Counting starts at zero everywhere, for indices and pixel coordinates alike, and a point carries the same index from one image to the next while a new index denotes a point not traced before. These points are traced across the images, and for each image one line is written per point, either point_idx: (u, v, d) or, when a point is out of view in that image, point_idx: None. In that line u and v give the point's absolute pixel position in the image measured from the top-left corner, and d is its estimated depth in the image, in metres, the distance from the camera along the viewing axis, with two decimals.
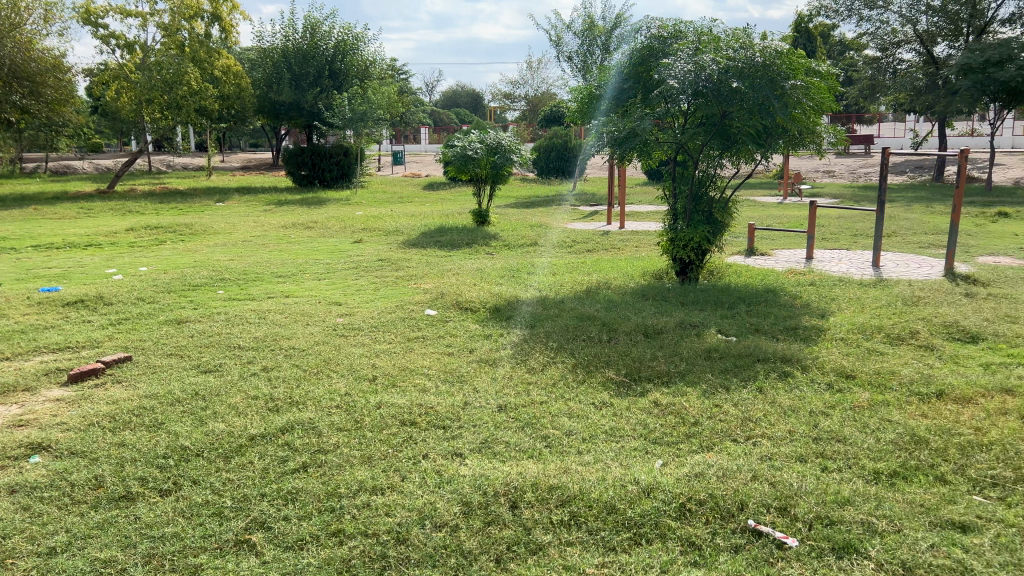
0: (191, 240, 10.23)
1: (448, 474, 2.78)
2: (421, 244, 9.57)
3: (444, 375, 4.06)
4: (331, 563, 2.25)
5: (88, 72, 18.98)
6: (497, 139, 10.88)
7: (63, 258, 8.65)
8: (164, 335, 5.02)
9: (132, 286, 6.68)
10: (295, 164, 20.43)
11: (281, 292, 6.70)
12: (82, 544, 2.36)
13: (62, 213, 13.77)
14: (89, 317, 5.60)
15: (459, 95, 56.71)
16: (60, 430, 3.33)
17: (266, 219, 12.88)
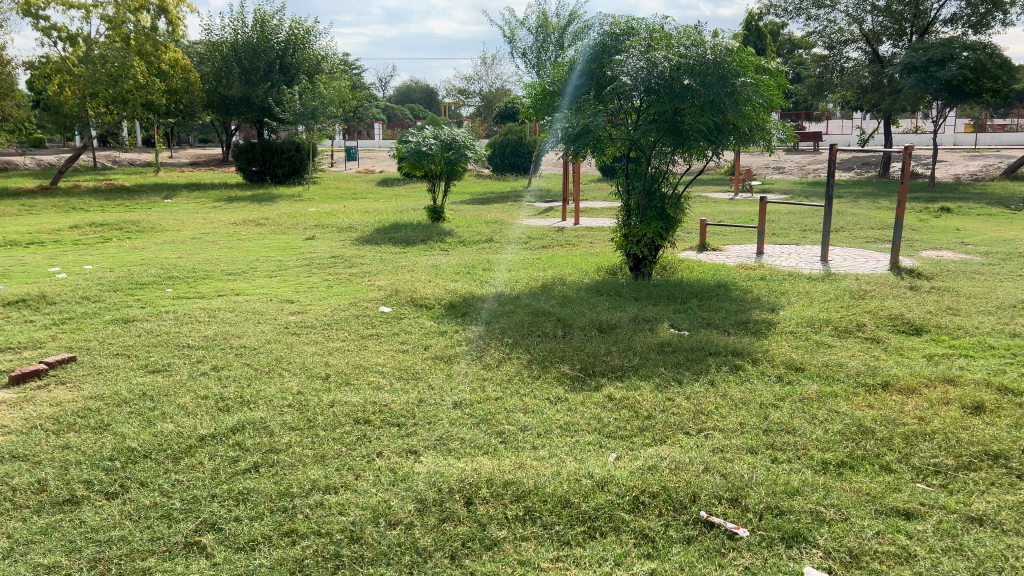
0: (138, 238, 10.00)
1: (403, 471, 2.77)
2: (375, 240, 9.49)
3: (399, 372, 4.03)
4: (284, 564, 2.22)
5: (29, 65, 18.41)
6: (451, 135, 10.83)
7: (3, 256, 8.38)
8: (110, 335, 4.90)
9: (77, 285, 6.51)
10: (245, 160, 20.14)
11: (232, 290, 6.58)
12: (24, 550, 2.29)
13: (2, 210, 13.33)
14: (31, 316, 5.43)
15: (413, 91, 56.39)
16: (1, 433, 3.23)
17: (216, 216, 12.65)
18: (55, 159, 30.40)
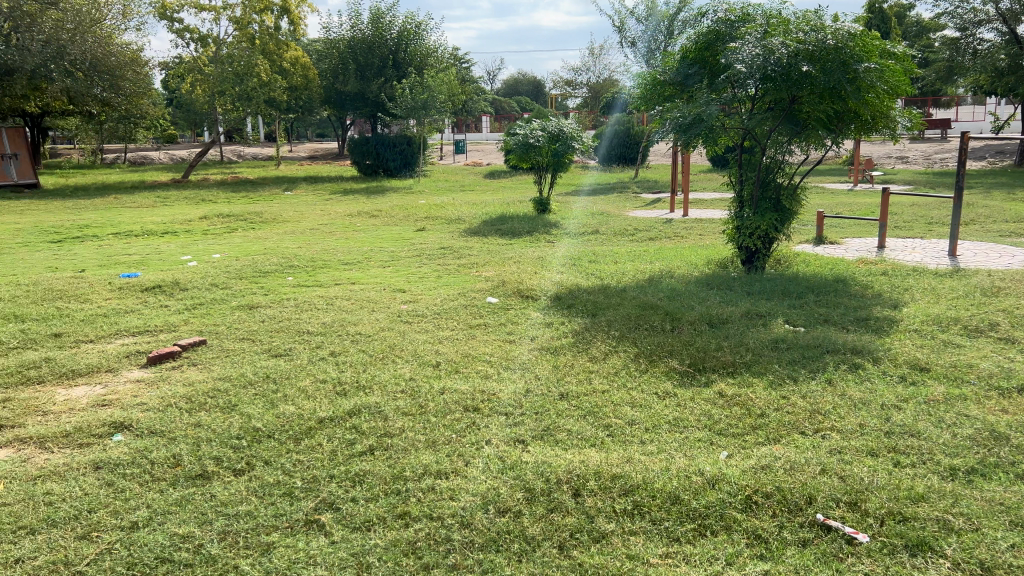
0: (262, 228, 10.50)
1: (511, 460, 2.80)
2: (483, 232, 9.61)
3: (506, 362, 4.08)
4: (398, 545, 2.28)
5: (164, 65, 19.59)
6: (559, 126, 10.80)
7: (142, 244, 8.98)
8: (236, 320, 5.17)
9: (206, 272, 6.90)
10: (360, 154, 20.79)
11: (347, 279, 6.81)
12: (162, 520, 2.46)
13: (141, 202, 14.28)
14: (166, 301, 5.80)
15: (521, 83, 56.70)
16: (141, 409, 3.48)
17: (332, 207, 13.12)
18: (186, 154, 32.27)
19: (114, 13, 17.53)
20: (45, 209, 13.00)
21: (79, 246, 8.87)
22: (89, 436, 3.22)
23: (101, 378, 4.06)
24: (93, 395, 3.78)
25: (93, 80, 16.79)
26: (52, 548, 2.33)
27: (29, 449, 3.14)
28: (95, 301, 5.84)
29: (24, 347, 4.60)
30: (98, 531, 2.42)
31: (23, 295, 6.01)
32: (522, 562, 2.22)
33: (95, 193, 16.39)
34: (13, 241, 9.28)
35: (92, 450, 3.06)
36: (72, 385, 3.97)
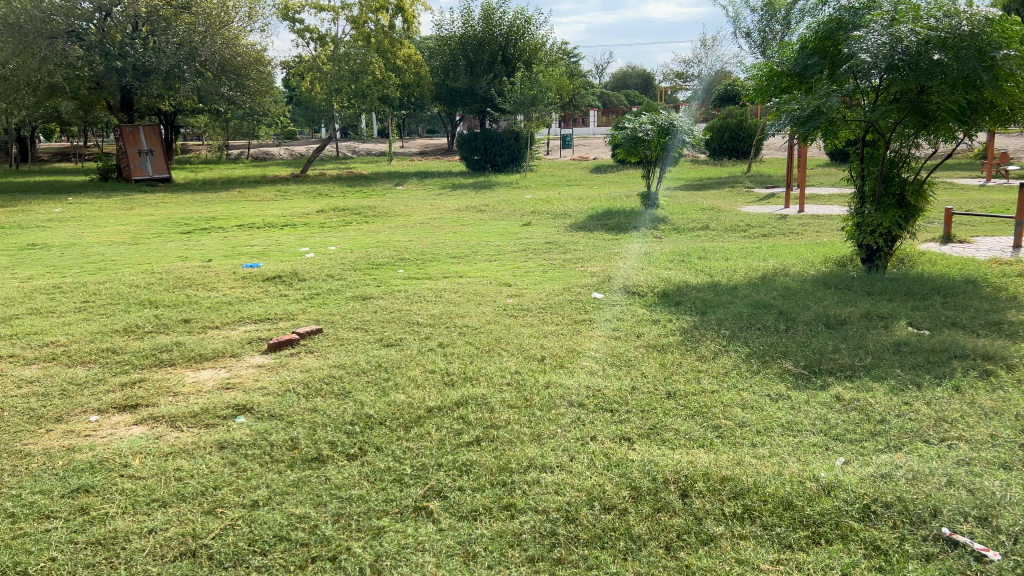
0: (374, 221, 10.81)
1: (616, 458, 2.77)
2: (590, 227, 9.56)
3: (612, 358, 4.05)
4: (503, 536, 2.30)
5: (286, 65, 20.46)
6: (669, 120, 10.50)
7: (263, 236, 9.41)
8: (349, 310, 5.34)
9: (323, 264, 7.17)
10: (469, 149, 21.18)
11: (455, 272, 6.92)
12: (281, 500, 2.57)
13: (263, 196, 14.97)
14: (285, 291, 6.06)
15: (629, 77, 56.19)
16: (262, 393, 3.65)
17: (442, 202, 13.37)
18: (304, 150, 33.61)
19: (241, 15, 18.39)
20: (177, 202, 13.82)
21: (206, 237, 9.38)
22: (215, 417, 3.41)
23: (226, 362, 4.29)
24: (219, 379, 4.00)
25: (222, 80, 17.76)
26: (182, 520, 2.48)
27: (161, 427, 3.34)
28: (221, 289, 6.16)
29: (157, 332, 4.91)
30: (223, 507, 2.55)
31: (157, 282, 6.41)
32: (628, 561, 2.19)
33: (221, 187, 17.31)
34: (148, 232, 9.92)
35: (217, 431, 3.23)
36: (200, 368, 4.21)
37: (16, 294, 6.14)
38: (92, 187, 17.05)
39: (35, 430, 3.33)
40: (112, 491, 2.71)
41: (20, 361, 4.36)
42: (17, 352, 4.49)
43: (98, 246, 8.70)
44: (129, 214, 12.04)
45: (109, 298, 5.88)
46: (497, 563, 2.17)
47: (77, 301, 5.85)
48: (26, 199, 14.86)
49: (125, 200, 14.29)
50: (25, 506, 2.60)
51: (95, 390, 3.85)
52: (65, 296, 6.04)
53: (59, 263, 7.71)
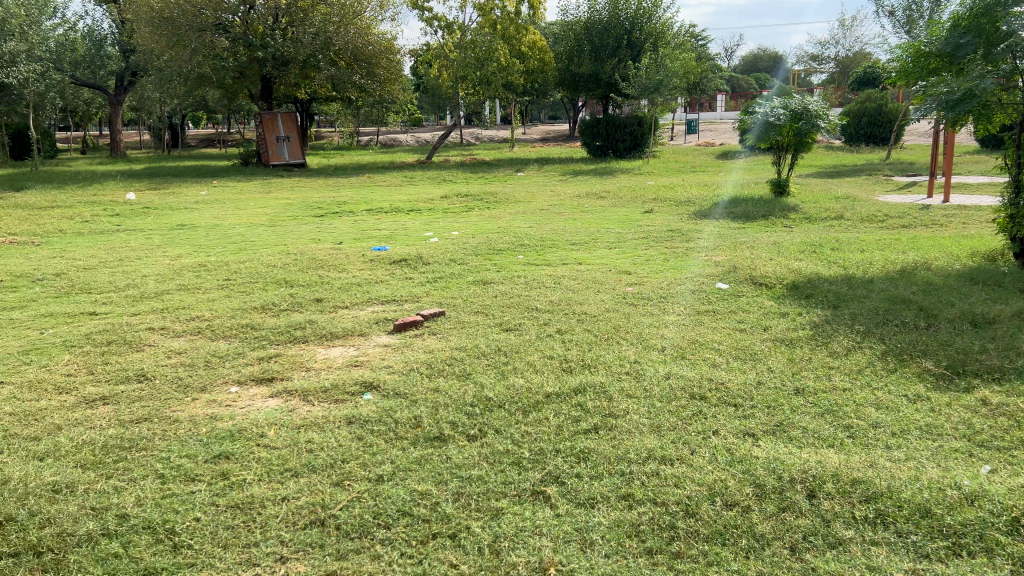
0: (496, 207, 10.93)
1: (739, 454, 2.69)
2: (715, 215, 9.31)
3: (736, 351, 3.93)
4: (621, 525, 2.28)
5: (414, 53, 20.95)
6: (803, 103, 10.05)
7: (390, 221, 9.69)
8: (471, 294, 5.43)
9: (446, 248, 7.32)
10: (590, 135, 21.17)
11: (575, 259, 6.90)
12: (404, 476, 2.65)
13: (390, 181, 15.42)
14: (409, 274, 6.23)
15: (760, 60, 54.26)
16: (387, 372, 3.78)
17: (563, 188, 13.36)
18: (429, 137, 34.39)
19: (373, 5, 18.95)
20: (311, 187, 14.46)
21: (337, 221, 9.76)
22: (343, 392, 3.56)
23: (354, 341, 4.46)
24: (347, 356, 4.17)
25: (354, 69, 18.45)
26: (312, 491, 2.60)
27: (295, 400, 3.52)
28: (350, 271, 6.39)
29: (291, 310, 5.15)
30: (350, 480, 2.66)
31: (291, 263, 6.73)
32: (750, 559, 2.13)
33: (352, 172, 17.96)
34: (284, 215, 10.41)
35: (345, 406, 3.38)
36: (330, 345, 4.39)
37: (167, 271, 6.60)
38: (234, 172, 18.08)
39: (183, 398, 3.57)
40: (250, 459, 2.88)
41: (170, 333, 4.69)
42: (167, 325, 4.84)
43: (239, 228, 9.21)
44: (267, 197, 12.69)
45: (249, 277, 6.23)
46: (615, 552, 2.16)
47: (220, 279, 6.22)
48: (176, 182, 15.93)
49: (264, 184, 15.08)
50: (173, 468, 2.80)
51: (235, 363, 4.09)
52: (210, 274, 6.44)
53: (205, 243, 8.22)
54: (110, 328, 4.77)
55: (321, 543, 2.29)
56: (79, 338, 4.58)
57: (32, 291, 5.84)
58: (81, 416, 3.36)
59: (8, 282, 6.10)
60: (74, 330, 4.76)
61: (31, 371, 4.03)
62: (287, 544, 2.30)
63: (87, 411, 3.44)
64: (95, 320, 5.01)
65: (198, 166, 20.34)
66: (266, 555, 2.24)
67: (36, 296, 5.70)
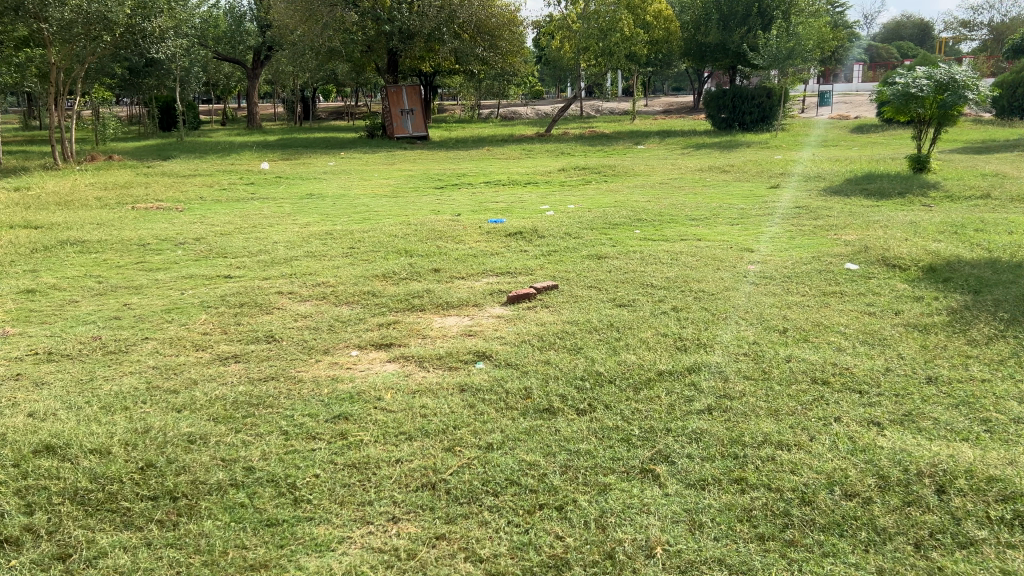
0: (615, 181, 10.79)
1: (862, 443, 2.56)
2: (846, 192, 8.85)
3: (863, 335, 3.74)
4: (732, 509, 2.22)
5: (537, 25, 20.83)
6: (950, 74, 9.36)
7: (508, 193, 9.75)
8: (586, 268, 5.40)
9: (563, 221, 7.31)
10: (716, 108, 20.59)
11: (694, 235, 6.73)
12: (513, 445, 2.68)
13: (510, 154, 15.50)
14: (525, 247, 6.25)
15: (904, 27, 50.91)
16: (500, 343, 3.83)
17: (685, 162, 13.03)
18: (550, 109, 34.30)
19: None
20: (432, 159, 14.72)
21: (457, 192, 9.91)
22: (457, 360, 3.63)
23: (469, 311, 4.53)
24: (462, 326, 4.25)
25: (477, 41, 18.49)
26: (424, 455, 2.67)
27: (411, 366, 3.62)
28: (467, 242, 6.48)
29: (410, 279, 5.28)
30: (461, 446, 2.71)
31: (412, 233, 6.89)
32: (870, 553, 2.03)
33: (472, 144, 18.15)
34: (406, 186, 10.66)
35: (458, 374, 3.45)
36: (446, 314, 4.48)
37: (295, 238, 6.90)
38: (361, 143, 18.64)
39: (307, 359, 3.75)
40: (367, 420, 2.98)
41: (296, 297, 4.91)
42: (295, 290, 5.07)
43: (363, 198, 9.51)
44: (391, 169, 13.02)
45: (371, 246, 6.42)
46: (724, 536, 2.10)
47: (344, 247, 6.45)
48: (307, 153, 16.58)
49: (388, 156, 15.47)
50: (295, 425, 2.95)
51: (356, 327, 4.25)
52: (335, 242, 6.68)
53: (331, 212, 8.53)
54: (242, 291, 5.04)
55: (432, 506, 2.35)
56: (214, 299, 4.86)
57: (174, 254, 6.24)
58: (215, 372, 3.58)
59: (154, 245, 6.54)
60: (212, 292, 5.06)
61: (173, 329, 4.32)
62: (398, 505, 2.37)
63: (221, 367, 3.66)
64: (229, 283, 5.31)
65: (327, 137, 21.10)
66: (379, 514, 2.31)
67: (178, 259, 6.09)
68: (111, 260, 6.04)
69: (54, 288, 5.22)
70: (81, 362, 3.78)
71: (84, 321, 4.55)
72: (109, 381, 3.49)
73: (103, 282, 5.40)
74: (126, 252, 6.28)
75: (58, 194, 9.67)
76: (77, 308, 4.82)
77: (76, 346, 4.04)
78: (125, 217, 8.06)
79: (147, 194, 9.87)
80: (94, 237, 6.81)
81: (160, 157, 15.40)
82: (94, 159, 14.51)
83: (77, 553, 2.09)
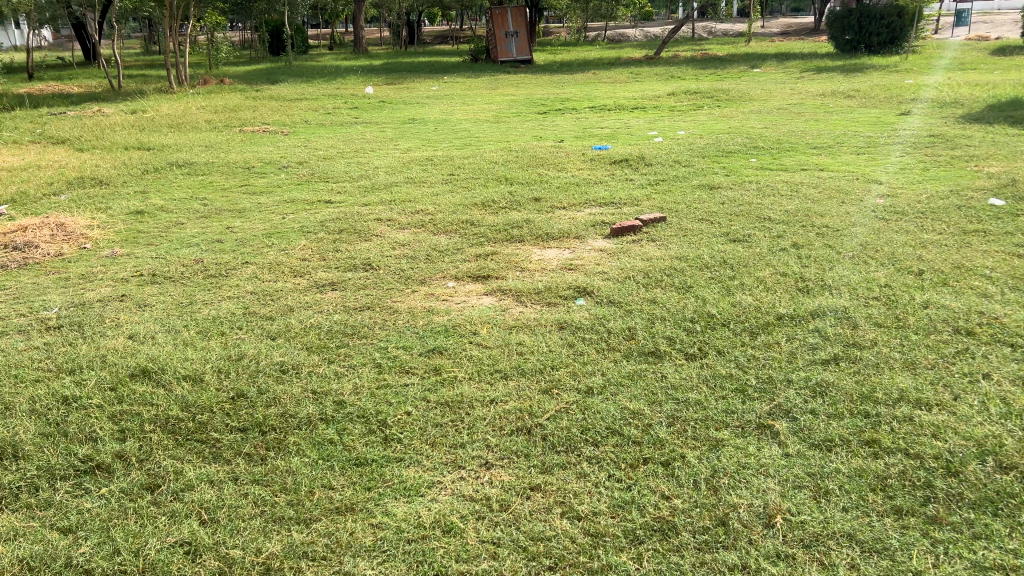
0: (729, 106, 10.18)
1: (1019, 406, 2.21)
2: (989, 119, 8.03)
3: (1015, 281, 3.30)
4: (864, 477, 1.95)
5: None
6: None
7: (614, 119, 9.34)
8: (696, 199, 5.05)
9: (671, 149, 6.92)
10: (840, 29, 19.27)
11: (816, 164, 6.23)
12: (615, 391, 2.48)
13: (616, 77, 14.90)
14: (631, 175, 5.94)
15: None
16: (602, 279, 3.62)
17: (805, 86, 12.20)
18: (659, 31, 32.91)
19: None
20: (536, 83, 14.32)
21: (560, 118, 9.57)
22: (556, 296, 3.44)
23: (570, 244, 4.31)
24: (563, 259, 4.05)
25: None
26: (519, 397, 2.51)
27: (508, 300, 3.45)
28: (571, 170, 6.21)
29: (511, 207, 5.09)
30: (558, 390, 2.53)
31: (513, 160, 6.67)
32: None
33: (577, 67, 17.58)
34: (509, 111, 10.38)
35: (557, 311, 3.27)
36: (546, 247, 4.28)
37: (396, 164, 6.80)
38: (464, 67, 18.37)
39: (402, 289, 3.63)
40: (461, 356, 2.85)
41: (394, 224, 4.81)
42: (393, 217, 4.96)
43: (465, 123, 9.31)
44: (494, 93, 12.74)
45: (471, 173, 6.25)
46: (854, 507, 1.85)
47: (444, 173, 6.30)
48: (410, 77, 16.46)
49: (492, 80, 15.14)
50: (388, 359, 2.84)
51: (453, 257, 4.11)
52: (435, 168, 6.54)
53: (432, 137, 8.39)
54: (341, 217, 4.97)
55: (527, 454, 2.19)
56: (314, 224, 4.81)
57: (277, 177, 6.26)
58: (310, 299, 3.52)
59: (258, 168, 6.58)
60: (311, 217, 5.03)
61: (272, 253, 4.30)
62: (492, 450, 2.22)
63: (316, 294, 3.60)
64: (329, 208, 5.26)
65: (430, 61, 20.88)
66: (471, 459, 2.18)
67: (280, 182, 6.10)
68: (215, 182, 6.11)
69: (162, 210, 5.31)
70: (182, 286, 3.80)
71: (188, 243, 4.61)
72: (209, 306, 3.49)
73: (208, 205, 5.46)
74: (232, 175, 6.34)
75: (172, 117, 9.92)
76: (182, 230, 4.89)
77: (180, 269, 4.07)
78: (233, 140, 8.17)
79: (254, 117, 9.98)
80: (201, 159, 6.91)
81: (268, 81, 15.62)
82: (207, 83, 14.87)
83: (165, 484, 2.07)
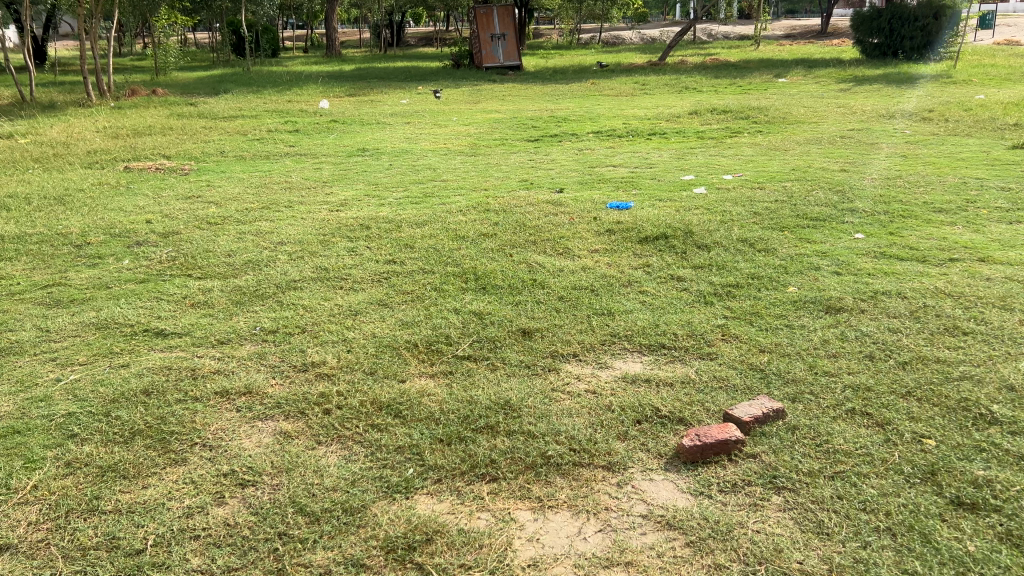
0: (772, 132, 7.96)
1: None
2: None
3: None
4: None
5: None
6: None
7: (629, 150, 7.11)
8: (814, 346, 2.79)
9: (727, 211, 4.68)
10: (866, 32, 17.31)
11: (964, 248, 3.99)
12: None
13: (619, 89, 12.64)
14: (680, 271, 3.68)
15: None
16: None
17: (854, 102, 10.04)
18: (656, 33, 30.76)
19: None
20: (525, 96, 12.07)
21: (558, 148, 7.31)
22: None
23: (595, 491, 2.02)
24: (583, 565, 1.76)
25: None
26: None
27: None
28: (582, 257, 3.94)
29: (479, 357, 2.80)
30: None
31: (490, 230, 4.41)
32: None
33: (572, 76, 15.36)
34: (491, 136, 8.11)
35: None
36: (545, 500, 1.99)
37: (313, 234, 4.51)
38: (443, 74, 16.04)
39: None
40: None
41: (250, 407, 2.50)
42: (256, 381, 2.65)
43: (432, 156, 7.03)
44: (474, 110, 10.45)
45: (424, 258, 3.97)
46: None
47: (381, 257, 4.03)
48: (380, 86, 14.14)
49: (474, 91, 12.89)
50: None
51: (337, 553, 1.82)
52: (371, 245, 4.26)
53: (383, 179, 6.10)
54: (159, 380, 2.66)
55: None
56: (93, 406, 2.50)
57: (113, 267, 3.95)
58: None
59: (97, 246, 4.27)
60: (105, 376, 2.72)
61: None
62: None
63: None
64: (152, 350, 2.95)
65: (409, 67, 18.58)
66: None
67: (112, 278, 3.80)
68: (7, 277, 3.80)
69: None
70: None
71: None
72: None
73: None
74: (45, 260, 4.03)
75: (46, 147, 7.55)
76: None
77: None
78: (102, 186, 5.84)
79: (156, 145, 7.64)
80: (21, 227, 4.60)
81: (209, 92, 13.23)
82: (135, 95, 12.45)
83: None
